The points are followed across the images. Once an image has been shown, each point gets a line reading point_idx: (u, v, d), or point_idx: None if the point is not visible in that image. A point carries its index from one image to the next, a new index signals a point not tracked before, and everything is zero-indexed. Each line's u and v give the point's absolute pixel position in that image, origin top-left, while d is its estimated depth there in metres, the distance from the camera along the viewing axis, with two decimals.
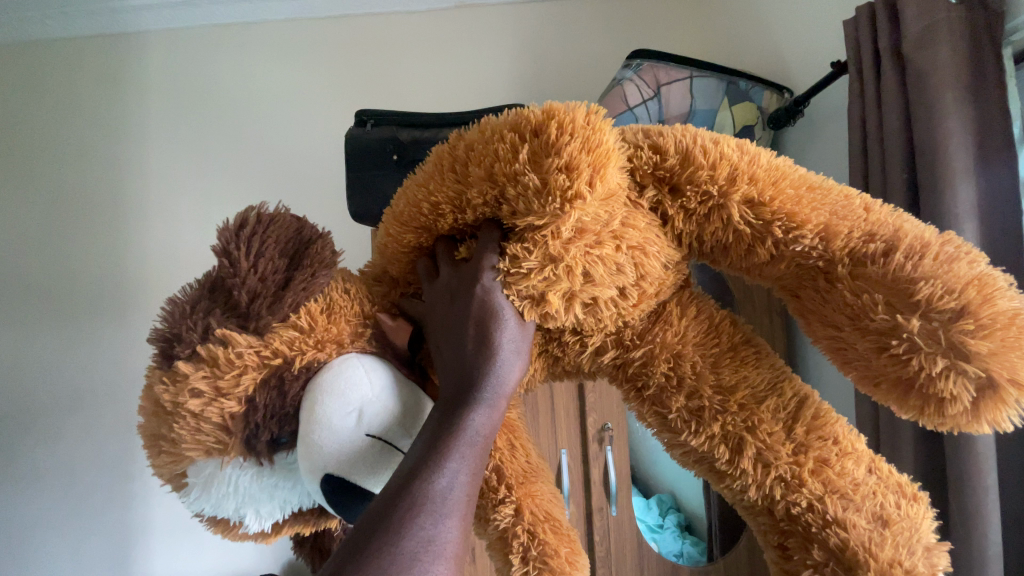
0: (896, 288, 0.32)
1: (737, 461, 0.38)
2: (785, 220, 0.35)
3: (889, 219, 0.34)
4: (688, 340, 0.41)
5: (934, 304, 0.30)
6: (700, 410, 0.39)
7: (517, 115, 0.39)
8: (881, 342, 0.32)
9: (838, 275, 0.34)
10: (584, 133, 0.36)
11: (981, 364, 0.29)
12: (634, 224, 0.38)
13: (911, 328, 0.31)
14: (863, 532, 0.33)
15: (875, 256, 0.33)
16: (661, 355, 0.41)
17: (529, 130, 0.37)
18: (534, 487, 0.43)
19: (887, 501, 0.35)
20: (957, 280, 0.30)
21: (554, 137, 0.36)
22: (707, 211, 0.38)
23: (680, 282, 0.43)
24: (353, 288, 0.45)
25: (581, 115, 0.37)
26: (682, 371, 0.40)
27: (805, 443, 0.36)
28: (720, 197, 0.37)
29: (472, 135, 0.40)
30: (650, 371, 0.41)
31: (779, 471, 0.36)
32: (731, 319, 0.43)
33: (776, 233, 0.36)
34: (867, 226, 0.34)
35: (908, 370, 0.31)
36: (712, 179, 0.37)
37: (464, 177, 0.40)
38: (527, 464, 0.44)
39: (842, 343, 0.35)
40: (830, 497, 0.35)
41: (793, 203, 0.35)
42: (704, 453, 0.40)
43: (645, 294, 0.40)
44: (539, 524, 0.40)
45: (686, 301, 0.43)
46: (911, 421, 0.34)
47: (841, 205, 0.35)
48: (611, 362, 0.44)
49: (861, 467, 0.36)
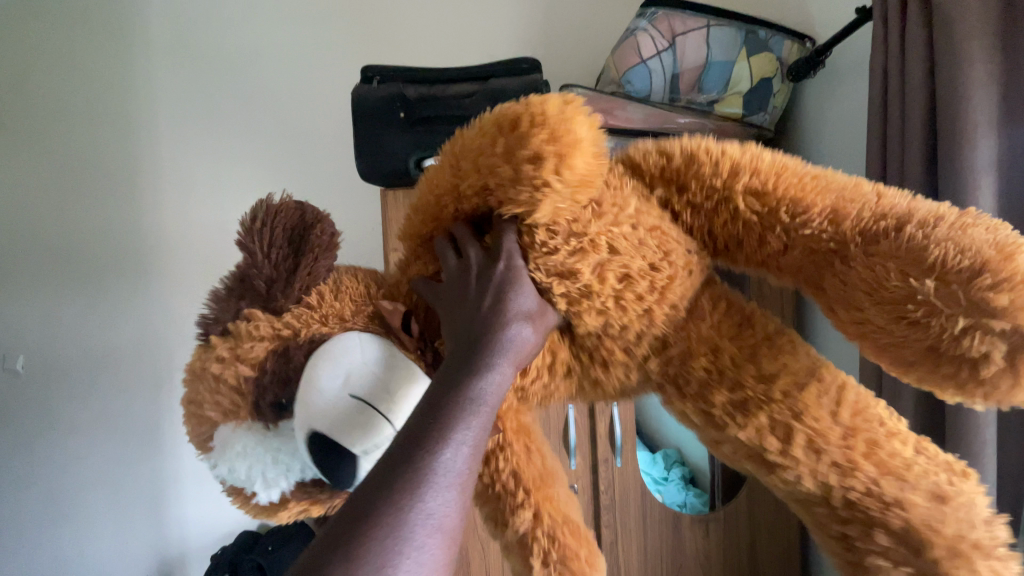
0: (910, 255, 0.31)
1: (789, 452, 0.37)
2: (791, 205, 0.36)
3: (893, 197, 0.34)
4: (721, 333, 0.40)
5: (949, 264, 0.30)
6: (744, 403, 0.38)
7: (500, 110, 0.40)
8: (899, 310, 0.32)
9: (851, 255, 0.34)
10: (554, 122, 0.37)
11: (1006, 318, 0.28)
12: (646, 216, 0.40)
13: (928, 292, 0.30)
14: (924, 510, 0.34)
15: (885, 232, 0.33)
16: (698, 350, 0.40)
17: (508, 125, 0.39)
18: (551, 491, 0.44)
19: (939, 478, 0.35)
20: (969, 242, 0.30)
21: (525, 129, 0.37)
22: (717, 204, 0.39)
23: (707, 279, 0.42)
24: (363, 276, 0.47)
25: (553, 105, 0.38)
26: (720, 365, 0.39)
27: (852, 427, 0.37)
28: (727, 190, 0.38)
29: (464, 136, 0.42)
30: (688, 370, 0.40)
31: (832, 457, 0.36)
32: (763, 311, 0.42)
33: (784, 218, 0.36)
34: (874, 204, 0.34)
35: (931, 334, 0.31)
36: (716, 174, 0.38)
37: (459, 171, 0.42)
38: (543, 467, 0.45)
39: (870, 325, 0.34)
40: (886, 479, 0.35)
41: (797, 188, 0.36)
42: (752, 447, 0.39)
43: (674, 285, 0.39)
44: (559, 528, 0.42)
45: (717, 296, 0.42)
46: (955, 394, 0.33)
47: (845, 188, 0.35)
48: (659, 369, 0.41)
49: (908, 446, 0.37)
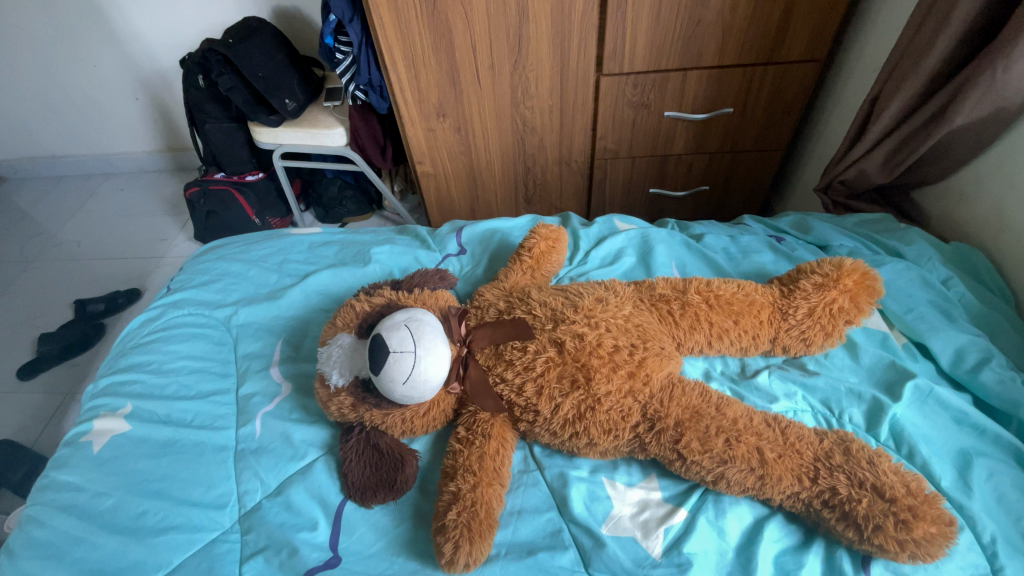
0: (725, 308, 0.72)
1: (666, 356, 0.66)
2: (666, 301, 0.73)
3: (712, 291, 0.73)
4: (616, 332, 0.65)
5: (741, 302, 0.72)
6: (631, 335, 0.66)
7: (493, 285, 0.78)
8: (717, 318, 0.71)
9: (695, 309, 0.71)
10: (541, 257, 0.83)
11: (768, 294, 0.74)
12: (580, 304, 0.68)
13: (740, 304, 0.72)
14: (726, 341, 0.72)
15: (717, 299, 0.72)
16: (605, 337, 0.64)
17: (513, 277, 0.80)
18: (534, 366, 0.64)
19: (726, 348, 0.73)
20: (746, 297, 0.73)
21: (531, 266, 0.82)
22: (618, 308, 0.69)
23: (611, 319, 0.67)
24: (400, 298, 0.70)
25: (541, 247, 0.83)
26: (619, 339, 0.64)
27: (698, 325, 0.71)
28: (623, 305, 0.70)
29: (491, 288, 0.77)
30: (600, 342, 0.64)
31: (687, 342, 0.72)
32: (637, 326, 0.67)
33: (664, 305, 0.72)
34: (702, 292, 0.73)
35: (729, 337, 0.72)
36: (613, 304, 0.69)
37: (486, 290, 0.76)
38: (522, 346, 0.65)
39: (697, 334, 0.71)
40: (714, 328, 0.71)
41: (666, 300, 0.73)
42: (643, 366, 0.63)
43: (597, 310, 0.67)
44: (558, 359, 0.63)
45: (621, 312, 0.68)
46: (751, 320, 0.72)
47: (683, 294, 0.73)
48: (576, 339, 0.64)
49: (716, 350, 0.73)
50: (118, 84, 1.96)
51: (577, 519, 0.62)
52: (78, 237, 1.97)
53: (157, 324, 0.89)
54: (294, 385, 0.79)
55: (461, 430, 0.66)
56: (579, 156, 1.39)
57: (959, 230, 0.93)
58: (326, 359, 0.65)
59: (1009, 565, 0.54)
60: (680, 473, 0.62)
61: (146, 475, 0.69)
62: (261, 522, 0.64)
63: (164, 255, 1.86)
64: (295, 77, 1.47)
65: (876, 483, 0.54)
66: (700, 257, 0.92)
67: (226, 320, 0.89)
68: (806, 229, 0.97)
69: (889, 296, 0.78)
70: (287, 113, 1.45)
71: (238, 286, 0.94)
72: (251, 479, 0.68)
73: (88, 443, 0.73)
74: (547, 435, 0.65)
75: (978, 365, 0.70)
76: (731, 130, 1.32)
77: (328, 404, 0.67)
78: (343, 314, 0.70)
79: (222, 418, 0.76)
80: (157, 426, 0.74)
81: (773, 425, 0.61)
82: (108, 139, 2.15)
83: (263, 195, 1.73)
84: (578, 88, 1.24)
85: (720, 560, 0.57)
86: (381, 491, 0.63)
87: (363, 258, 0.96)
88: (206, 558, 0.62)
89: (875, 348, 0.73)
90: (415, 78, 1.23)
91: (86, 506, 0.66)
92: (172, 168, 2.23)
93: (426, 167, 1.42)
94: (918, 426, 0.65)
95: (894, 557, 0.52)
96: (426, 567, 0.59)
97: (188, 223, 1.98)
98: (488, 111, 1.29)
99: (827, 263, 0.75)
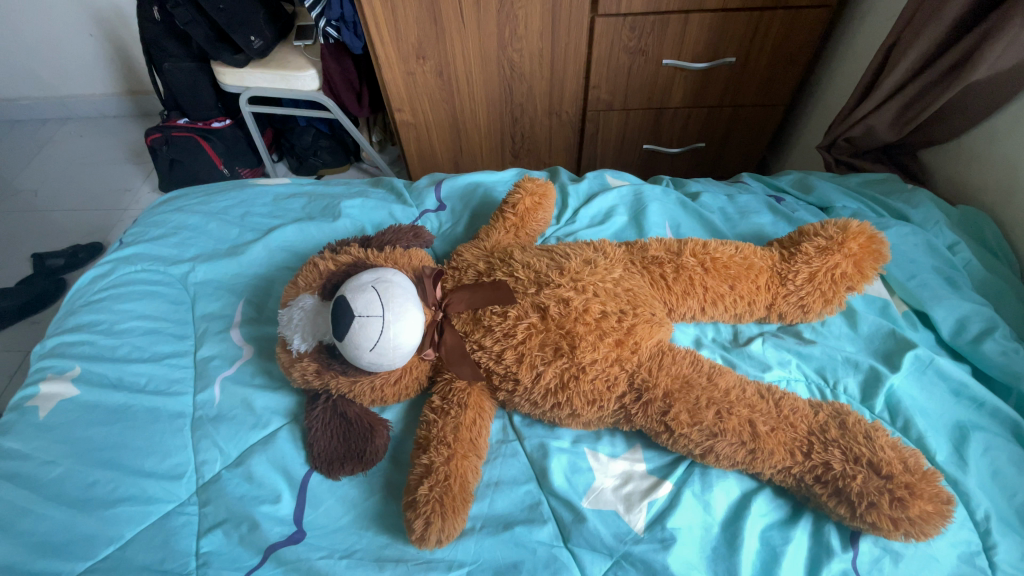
0: (721, 272, 0.67)
1: (656, 322, 0.61)
2: (660, 264, 0.67)
3: (709, 253, 0.68)
4: (605, 297, 0.60)
5: (737, 265, 0.67)
6: (620, 299, 0.61)
7: (473, 244, 0.71)
8: (713, 282, 0.66)
9: (689, 272, 0.66)
10: (526, 213, 0.76)
11: (767, 257, 0.69)
12: (567, 266, 0.63)
13: (738, 266, 0.67)
14: (721, 308, 0.68)
15: (713, 262, 0.67)
16: (592, 301, 0.59)
17: (495, 234, 0.74)
18: (515, 333, 0.59)
19: (718, 316, 0.69)
20: (744, 260, 0.68)
21: (515, 223, 0.75)
22: (607, 270, 0.64)
23: (600, 282, 0.61)
24: (371, 255, 0.64)
25: (527, 202, 0.76)
26: (607, 304, 0.59)
27: (692, 289, 0.66)
28: (612, 267, 0.64)
29: (471, 247, 0.71)
30: (586, 307, 0.59)
31: (679, 308, 0.67)
32: (627, 290, 0.62)
33: (657, 268, 0.67)
34: (699, 253, 0.68)
35: (723, 303, 0.67)
36: (601, 266, 0.64)
37: (467, 250, 0.70)
38: (504, 312, 0.60)
39: (691, 301, 0.67)
40: (709, 294, 0.66)
41: (660, 262, 0.68)
42: (631, 334, 0.58)
43: (584, 273, 0.62)
44: (541, 327, 0.58)
45: (609, 275, 0.63)
46: (747, 285, 0.67)
47: (677, 257, 0.68)
48: (561, 304, 0.59)
49: (709, 317, 0.69)
50: (66, 15, 1.78)
51: (557, 492, 0.59)
52: (34, 186, 1.84)
53: (108, 282, 0.81)
54: (256, 349, 0.73)
55: (436, 399, 0.62)
56: (570, 107, 1.30)
57: (966, 193, 0.89)
58: (287, 322, 0.59)
59: (1002, 543, 0.52)
60: (666, 445, 0.59)
61: (96, 443, 0.64)
62: (220, 494, 0.60)
63: (128, 207, 1.75)
64: (260, 12, 1.30)
65: (872, 459, 0.51)
66: (695, 217, 0.86)
67: (184, 277, 0.82)
68: (808, 190, 0.92)
69: (892, 261, 0.74)
70: (253, 51, 1.32)
71: (196, 241, 0.87)
72: (209, 448, 0.64)
73: (32, 408, 0.67)
74: (528, 405, 0.61)
75: (980, 336, 0.67)
76: (732, 80, 1.24)
77: (290, 370, 0.61)
78: (305, 273, 0.63)
79: (178, 383, 0.70)
80: (108, 391, 0.68)
81: (766, 397, 0.57)
82: (62, 79, 1.97)
83: (231, 143, 1.61)
84: (571, 30, 1.14)
85: (704, 535, 0.55)
86: (349, 463, 0.59)
87: (333, 213, 0.88)
88: (161, 532, 0.58)
89: (874, 316, 0.69)
90: (392, 13, 1.11)
91: (31, 475, 0.61)
92: (135, 113, 2.07)
93: (405, 115, 1.32)
94: (915, 398, 0.62)
95: (886, 535, 0.50)
96: (396, 542, 0.57)
97: (153, 173, 1.86)
98: (473, 53, 1.18)
99: (831, 226, 0.69)
